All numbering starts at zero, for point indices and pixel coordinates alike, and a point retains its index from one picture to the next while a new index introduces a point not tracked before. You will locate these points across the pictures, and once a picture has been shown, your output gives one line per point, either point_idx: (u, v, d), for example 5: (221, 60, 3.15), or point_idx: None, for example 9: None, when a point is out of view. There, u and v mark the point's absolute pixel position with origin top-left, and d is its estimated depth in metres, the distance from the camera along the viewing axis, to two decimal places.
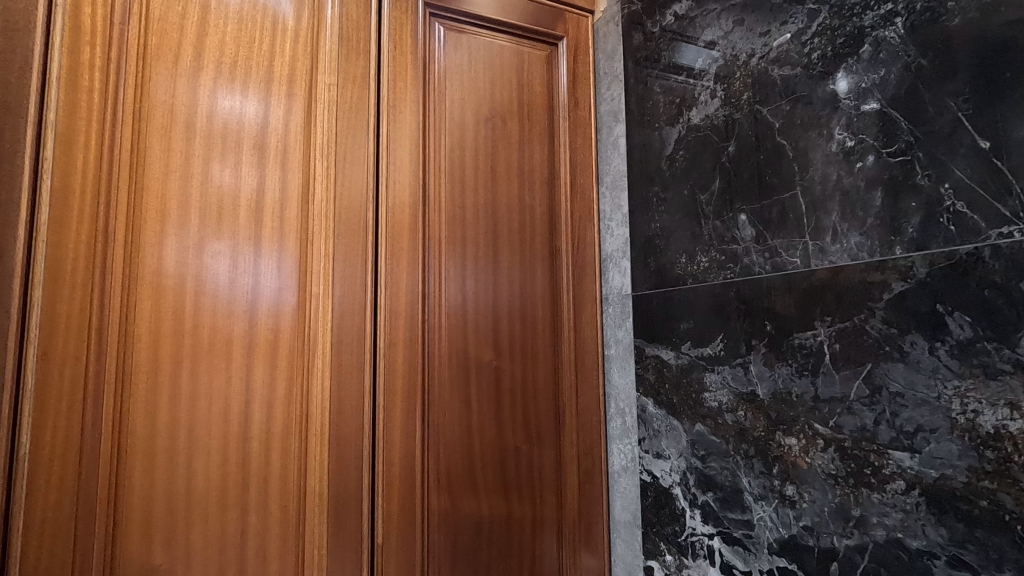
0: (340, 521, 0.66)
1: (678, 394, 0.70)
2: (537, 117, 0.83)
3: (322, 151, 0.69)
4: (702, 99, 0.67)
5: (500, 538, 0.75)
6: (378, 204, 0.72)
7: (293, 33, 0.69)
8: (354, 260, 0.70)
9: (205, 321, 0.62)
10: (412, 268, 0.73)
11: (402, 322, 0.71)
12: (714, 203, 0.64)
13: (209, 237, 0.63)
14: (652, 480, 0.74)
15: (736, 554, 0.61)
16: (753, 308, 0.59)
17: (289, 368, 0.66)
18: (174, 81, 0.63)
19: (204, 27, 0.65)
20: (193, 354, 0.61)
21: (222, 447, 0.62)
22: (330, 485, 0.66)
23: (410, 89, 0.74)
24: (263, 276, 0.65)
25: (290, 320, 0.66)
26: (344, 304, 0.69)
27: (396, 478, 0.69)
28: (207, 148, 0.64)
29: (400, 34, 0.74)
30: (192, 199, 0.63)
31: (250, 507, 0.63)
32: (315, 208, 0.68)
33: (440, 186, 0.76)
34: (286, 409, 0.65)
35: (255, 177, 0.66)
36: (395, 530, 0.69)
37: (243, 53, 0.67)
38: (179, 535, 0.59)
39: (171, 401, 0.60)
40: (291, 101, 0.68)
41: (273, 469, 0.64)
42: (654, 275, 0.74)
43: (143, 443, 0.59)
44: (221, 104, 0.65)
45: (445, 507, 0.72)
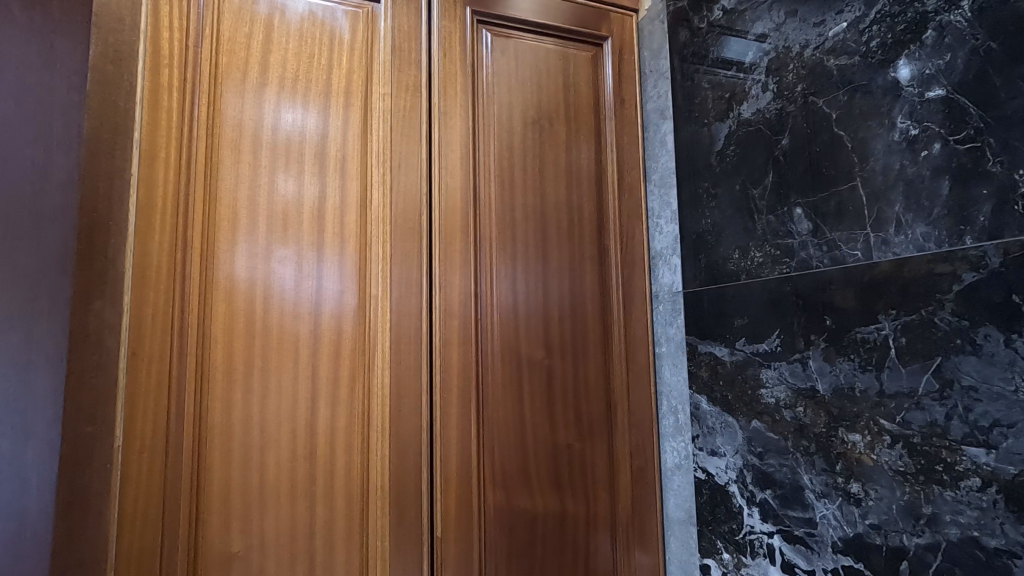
0: (401, 513, 0.69)
1: (733, 391, 0.69)
2: (583, 117, 0.84)
3: (378, 158, 0.72)
4: (753, 93, 0.67)
5: (554, 535, 0.76)
6: (431, 207, 0.74)
7: (349, 46, 0.72)
8: (409, 262, 0.72)
9: (273, 323, 0.66)
10: (464, 269, 0.75)
11: (456, 322, 0.74)
12: (768, 197, 0.64)
13: (275, 243, 0.67)
14: (707, 478, 0.74)
15: (798, 553, 0.60)
16: (811, 303, 0.58)
17: (351, 366, 0.69)
18: (243, 98, 0.67)
19: (269, 45, 0.69)
20: (264, 355, 0.65)
21: (290, 442, 0.65)
22: (391, 479, 0.69)
23: (459, 95, 0.77)
24: (325, 278, 0.69)
25: (351, 320, 0.69)
26: (401, 305, 0.71)
27: (453, 473, 0.72)
28: (273, 160, 0.68)
29: (449, 42, 0.77)
30: (260, 209, 0.67)
31: (317, 499, 0.66)
32: (372, 213, 0.71)
33: (490, 189, 0.78)
34: (349, 406, 0.68)
35: (317, 186, 0.69)
36: (453, 524, 0.71)
37: (304, 68, 0.70)
38: (254, 524, 0.63)
39: (245, 398, 0.64)
40: (349, 112, 0.72)
41: (338, 463, 0.67)
42: (706, 271, 0.74)
43: (220, 437, 0.63)
44: (285, 119, 0.69)
45: (501, 503, 0.74)
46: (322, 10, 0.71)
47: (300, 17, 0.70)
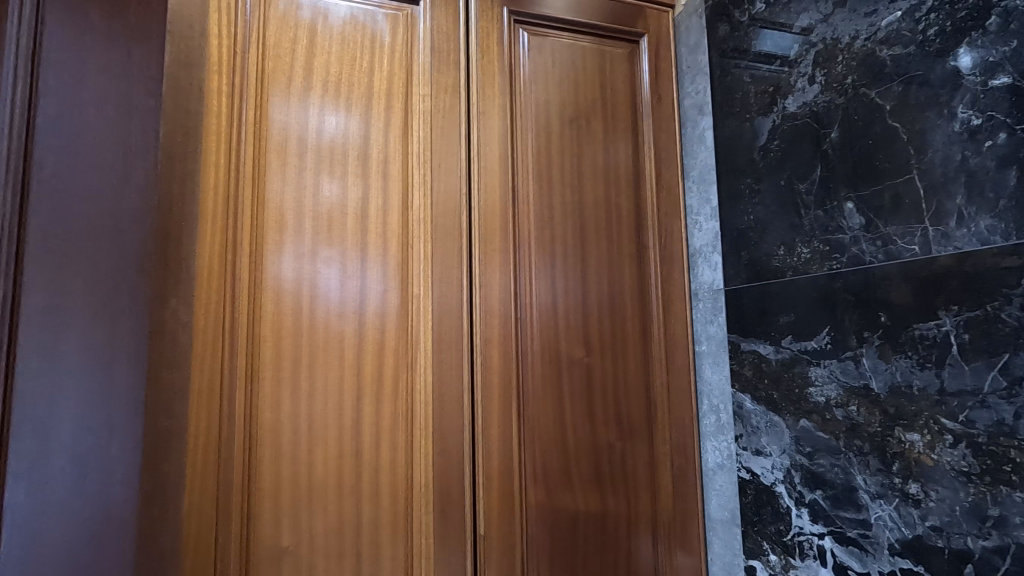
0: (445, 511, 0.69)
1: (779, 390, 0.68)
2: (620, 114, 0.83)
3: (419, 159, 0.73)
4: (799, 87, 0.65)
5: (595, 534, 0.76)
6: (470, 208, 0.75)
7: (389, 49, 0.73)
8: (450, 262, 0.73)
9: (320, 323, 0.67)
10: (503, 269, 0.75)
11: (496, 321, 0.74)
12: (815, 192, 0.62)
13: (320, 245, 0.68)
14: (751, 478, 0.73)
15: (851, 555, 0.58)
16: (864, 299, 0.57)
17: (395, 365, 0.70)
18: (288, 102, 0.68)
19: (312, 49, 0.70)
20: (311, 355, 0.66)
21: (337, 439, 0.67)
22: (434, 477, 0.70)
23: (497, 95, 0.77)
24: (369, 279, 0.70)
25: (395, 319, 0.70)
26: (442, 304, 0.72)
27: (495, 471, 0.72)
28: (318, 162, 0.69)
29: (487, 42, 0.77)
30: (306, 212, 0.68)
31: (364, 496, 0.67)
32: (414, 214, 0.72)
33: (528, 188, 0.78)
34: (393, 405, 0.69)
35: (360, 188, 0.70)
36: (496, 522, 0.71)
37: (345, 71, 0.71)
38: (303, 520, 0.64)
39: (293, 396, 0.65)
40: (390, 114, 0.73)
41: (382, 461, 0.68)
42: (749, 268, 0.73)
43: (270, 434, 0.64)
44: (328, 121, 0.70)
45: (542, 502, 0.74)
46: (363, 14, 0.72)
47: (342, 21, 0.71)
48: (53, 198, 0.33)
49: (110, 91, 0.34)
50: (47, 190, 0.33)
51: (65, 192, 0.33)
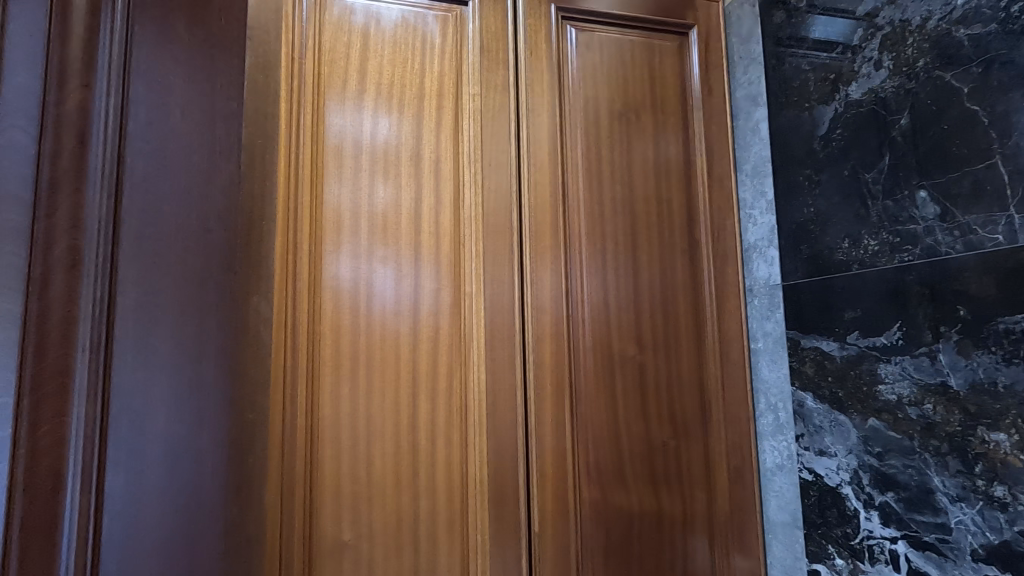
0: (500, 508, 0.70)
1: (845, 388, 0.65)
2: (670, 108, 0.82)
3: (469, 158, 0.74)
4: (863, 73, 0.63)
5: (651, 533, 0.75)
6: (521, 206, 0.75)
7: (439, 50, 0.74)
8: (502, 261, 0.73)
9: (376, 322, 0.68)
10: (554, 267, 0.75)
11: (548, 319, 0.74)
12: (883, 181, 0.60)
13: (376, 246, 0.70)
14: (815, 479, 0.70)
15: (929, 560, 0.56)
16: (940, 292, 0.54)
17: (449, 364, 0.70)
18: (343, 105, 0.70)
19: (365, 53, 0.71)
20: (369, 353, 0.68)
21: (395, 435, 0.68)
22: (489, 474, 0.70)
23: (546, 92, 0.77)
24: (422, 278, 0.71)
25: (448, 316, 0.71)
26: (494, 303, 0.72)
27: (549, 469, 0.72)
28: (372, 164, 0.70)
29: (535, 39, 0.77)
30: (362, 214, 0.69)
31: (421, 491, 0.68)
32: (465, 213, 0.73)
33: (579, 185, 0.77)
34: (448, 401, 0.70)
35: (413, 188, 0.71)
36: (550, 520, 0.71)
37: (397, 74, 0.72)
38: (363, 515, 0.66)
39: (352, 393, 0.67)
40: (441, 115, 0.73)
41: (438, 457, 0.69)
42: (809, 262, 0.70)
43: (330, 430, 0.66)
44: (381, 123, 0.71)
45: (597, 500, 0.73)
46: (414, 16, 0.74)
47: (394, 25, 0.73)
48: (141, 195, 0.32)
49: (195, 95, 0.35)
50: (136, 194, 0.32)
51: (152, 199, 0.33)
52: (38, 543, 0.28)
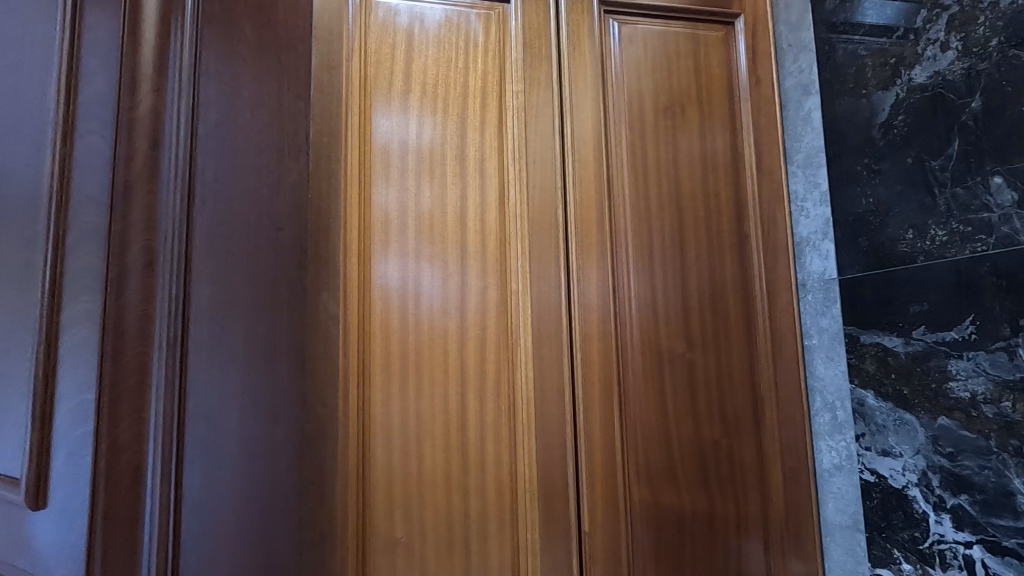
0: (550, 506, 0.69)
1: (910, 385, 0.63)
2: (717, 100, 0.80)
3: (514, 155, 0.73)
4: (928, 55, 0.60)
5: (703, 534, 0.73)
6: (567, 203, 0.74)
7: (483, 49, 0.74)
8: (548, 257, 0.73)
9: (424, 321, 0.69)
10: (600, 264, 0.74)
11: (595, 316, 0.73)
12: (951, 168, 0.57)
13: (423, 246, 0.70)
14: (878, 481, 0.67)
15: (1008, 567, 0.53)
16: (1019, 284, 0.51)
17: (496, 362, 0.70)
18: (390, 106, 0.71)
19: (410, 54, 0.72)
20: (417, 352, 0.68)
21: (444, 434, 0.68)
22: (538, 472, 0.69)
23: (589, 87, 0.76)
24: (469, 277, 0.71)
25: (496, 314, 0.71)
26: (541, 301, 0.72)
27: (598, 468, 0.71)
28: (418, 164, 0.71)
29: (578, 35, 0.77)
30: (409, 216, 0.70)
31: (471, 489, 0.68)
32: (511, 211, 0.73)
33: (624, 181, 0.76)
34: (497, 400, 0.70)
35: (458, 187, 0.72)
36: (600, 520, 0.70)
37: (441, 73, 0.73)
38: (414, 513, 0.66)
39: (402, 391, 0.67)
40: (485, 114, 0.73)
41: (487, 456, 0.69)
42: (869, 255, 0.67)
43: (381, 429, 0.66)
44: (425, 123, 0.71)
45: (647, 500, 0.72)
46: (457, 15, 0.74)
47: (437, 25, 0.73)
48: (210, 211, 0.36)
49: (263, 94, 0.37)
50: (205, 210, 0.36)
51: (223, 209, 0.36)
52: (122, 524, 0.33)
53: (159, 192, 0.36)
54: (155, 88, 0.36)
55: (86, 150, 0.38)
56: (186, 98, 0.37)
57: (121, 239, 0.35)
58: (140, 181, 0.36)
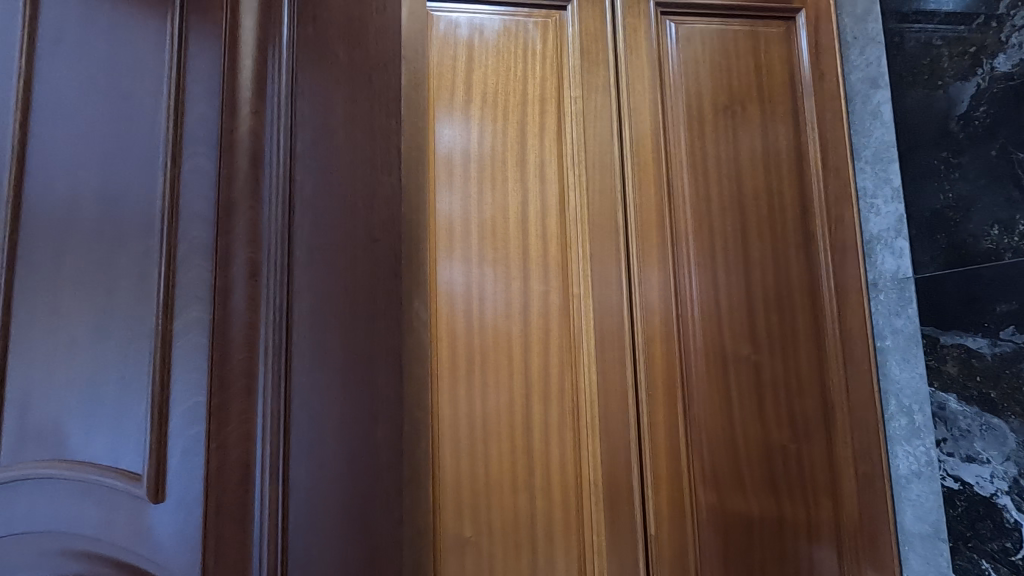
0: (616, 510, 0.69)
1: (998, 388, 0.59)
2: (779, 97, 0.79)
3: (573, 160, 0.74)
4: (1011, 43, 0.57)
5: (773, 540, 0.71)
6: (626, 206, 0.74)
7: (540, 55, 0.75)
8: (609, 259, 0.73)
9: (489, 325, 0.70)
10: (661, 266, 0.74)
11: (657, 318, 0.73)
12: None
13: (486, 252, 0.71)
14: (961, 488, 0.64)
15: None
16: None
17: (560, 364, 0.71)
18: (452, 115, 0.73)
19: (471, 64, 0.74)
20: (483, 355, 0.70)
21: (510, 436, 0.69)
22: (603, 474, 0.70)
23: (647, 89, 0.76)
24: (531, 282, 0.72)
25: (558, 317, 0.72)
26: (602, 304, 0.72)
27: (663, 471, 0.70)
28: (479, 172, 0.72)
29: (635, 37, 0.77)
30: (472, 223, 0.72)
31: (536, 490, 0.69)
32: (572, 215, 0.73)
33: (684, 182, 0.76)
34: (560, 403, 0.70)
35: (520, 192, 0.73)
36: (666, 524, 0.70)
37: (500, 81, 0.74)
38: (482, 514, 0.67)
39: (468, 394, 0.69)
40: (545, 119, 0.75)
41: (553, 457, 0.69)
42: (948, 253, 0.65)
43: (449, 431, 0.68)
44: (484, 131, 0.73)
45: (714, 504, 0.71)
46: (515, 24, 0.75)
47: (496, 34, 0.75)
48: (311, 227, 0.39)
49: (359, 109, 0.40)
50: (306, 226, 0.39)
51: (323, 224, 0.39)
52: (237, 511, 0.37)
53: (261, 210, 0.39)
54: (254, 112, 0.40)
55: (194, 171, 0.41)
56: (286, 123, 0.40)
57: (226, 253, 0.39)
58: (244, 199, 0.39)
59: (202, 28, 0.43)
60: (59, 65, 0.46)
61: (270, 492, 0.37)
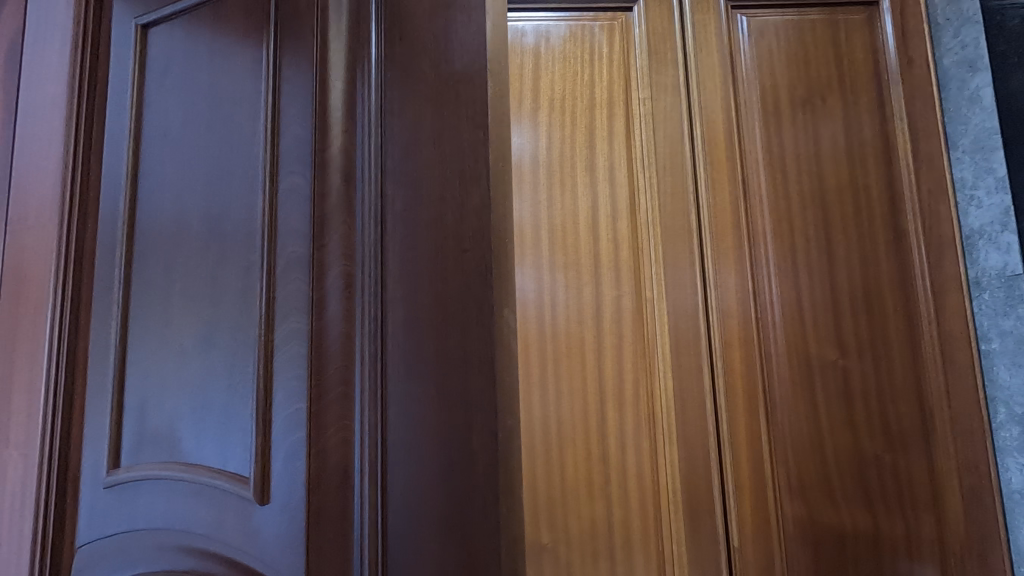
0: (696, 519, 0.67)
1: None
2: (862, 86, 0.74)
3: (643, 162, 0.73)
4: None
5: (867, 554, 0.67)
6: (700, 207, 0.72)
7: (608, 58, 0.75)
8: (682, 262, 0.71)
9: (561, 330, 0.70)
10: (738, 268, 0.71)
11: (735, 321, 0.70)
12: None
13: (557, 258, 0.71)
14: None
15: None
16: None
17: (634, 370, 0.70)
18: (520, 124, 0.74)
19: (537, 71, 0.74)
20: (556, 360, 0.70)
21: (585, 443, 0.69)
22: (682, 483, 0.68)
23: (718, 86, 0.74)
24: (603, 287, 0.71)
25: (631, 322, 0.71)
26: (677, 307, 0.71)
27: (746, 481, 0.68)
28: (549, 178, 0.73)
29: (704, 33, 0.75)
30: (543, 229, 0.72)
31: (613, 498, 0.68)
32: (643, 218, 0.72)
33: (761, 179, 0.73)
34: (636, 410, 0.69)
35: (590, 196, 0.72)
36: (751, 534, 0.67)
37: (567, 87, 0.74)
38: (559, 521, 0.67)
39: (542, 400, 0.69)
40: (613, 122, 0.74)
41: (629, 465, 0.68)
42: None
43: (525, 436, 0.69)
44: (552, 137, 0.73)
45: (801, 516, 0.68)
46: (581, 29, 0.75)
47: (562, 40, 0.75)
48: (402, 240, 0.40)
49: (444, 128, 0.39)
50: (399, 240, 0.40)
51: (411, 236, 0.39)
52: (338, 514, 0.38)
53: (354, 223, 0.41)
54: (345, 130, 0.42)
55: (289, 189, 0.44)
56: (377, 139, 0.41)
57: (324, 267, 0.41)
58: (337, 214, 0.41)
59: (292, 54, 0.45)
60: (178, 101, 0.52)
61: (369, 500, 0.38)
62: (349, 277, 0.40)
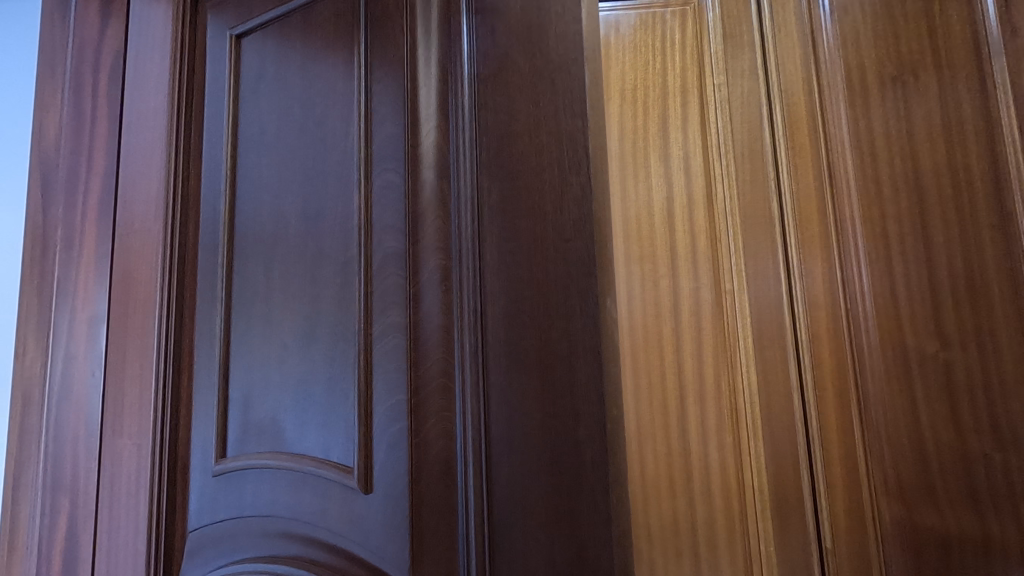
0: (784, 517, 0.65)
1: None
2: None
3: (720, 150, 0.71)
4: None
5: None
6: (782, 197, 0.70)
7: (680, 44, 0.73)
8: (764, 253, 0.69)
9: (638, 323, 0.70)
10: (827, 260, 0.67)
11: (823, 313, 0.67)
12: None
13: (631, 250, 0.70)
14: None
15: None
16: None
17: (715, 364, 0.68)
18: None
19: (608, 61, 0.74)
20: (633, 353, 0.69)
21: (665, 438, 0.67)
22: (768, 480, 0.66)
23: (798, 67, 0.71)
24: (680, 280, 0.70)
25: (710, 314, 0.69)
26: (760, 299, 0.69)
27: (838, 480, 0.65)
28: (622, 169, 0.72)
29: (783, 13, 0.72)
30: (616, 220, 0.71)
31: (696, 495, 0.66)
32: (720, 207, 0.70)
33: (847, 159, 0.68)
34: (717, 404, 0.67)
35: (664, 185, 0.71)
36: (844, 536, 0.64)
37: (639, 75, 0.73)
38: (640, 516, 0.67)
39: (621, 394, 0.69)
40: (687, 110, 0.72)
41: (712, 461, 0.67)
42: None
43: None
44: (624, 128, 0.72)
45: (902, 519, 0.62)
46: (652, 15, 0.73)
47: (633, 29, 0.74)
48: (500, 231, 0.40)
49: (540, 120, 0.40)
50: (495, 231, 0.40)
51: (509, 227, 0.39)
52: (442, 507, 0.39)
53: (450, 216, 0.41)
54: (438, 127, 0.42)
55: (384, 186, 0.45)
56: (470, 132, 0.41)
57: (421, 262, 0.41)
58: (432, 209, 0.41)
59: (382, 54, 0.46)
60: (272, 107, 0.54)
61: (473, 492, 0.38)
62: (446, 272, 0.40)
